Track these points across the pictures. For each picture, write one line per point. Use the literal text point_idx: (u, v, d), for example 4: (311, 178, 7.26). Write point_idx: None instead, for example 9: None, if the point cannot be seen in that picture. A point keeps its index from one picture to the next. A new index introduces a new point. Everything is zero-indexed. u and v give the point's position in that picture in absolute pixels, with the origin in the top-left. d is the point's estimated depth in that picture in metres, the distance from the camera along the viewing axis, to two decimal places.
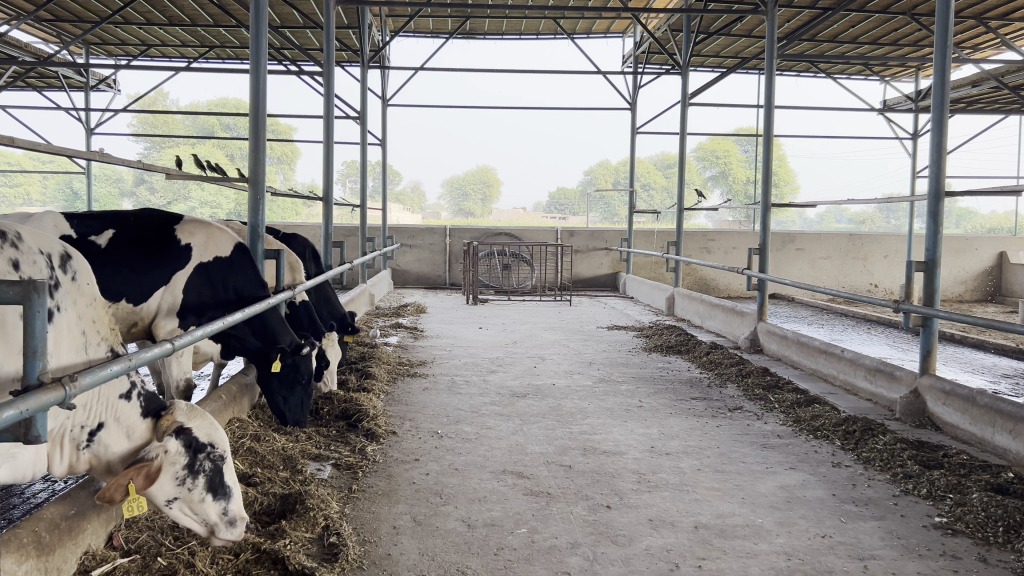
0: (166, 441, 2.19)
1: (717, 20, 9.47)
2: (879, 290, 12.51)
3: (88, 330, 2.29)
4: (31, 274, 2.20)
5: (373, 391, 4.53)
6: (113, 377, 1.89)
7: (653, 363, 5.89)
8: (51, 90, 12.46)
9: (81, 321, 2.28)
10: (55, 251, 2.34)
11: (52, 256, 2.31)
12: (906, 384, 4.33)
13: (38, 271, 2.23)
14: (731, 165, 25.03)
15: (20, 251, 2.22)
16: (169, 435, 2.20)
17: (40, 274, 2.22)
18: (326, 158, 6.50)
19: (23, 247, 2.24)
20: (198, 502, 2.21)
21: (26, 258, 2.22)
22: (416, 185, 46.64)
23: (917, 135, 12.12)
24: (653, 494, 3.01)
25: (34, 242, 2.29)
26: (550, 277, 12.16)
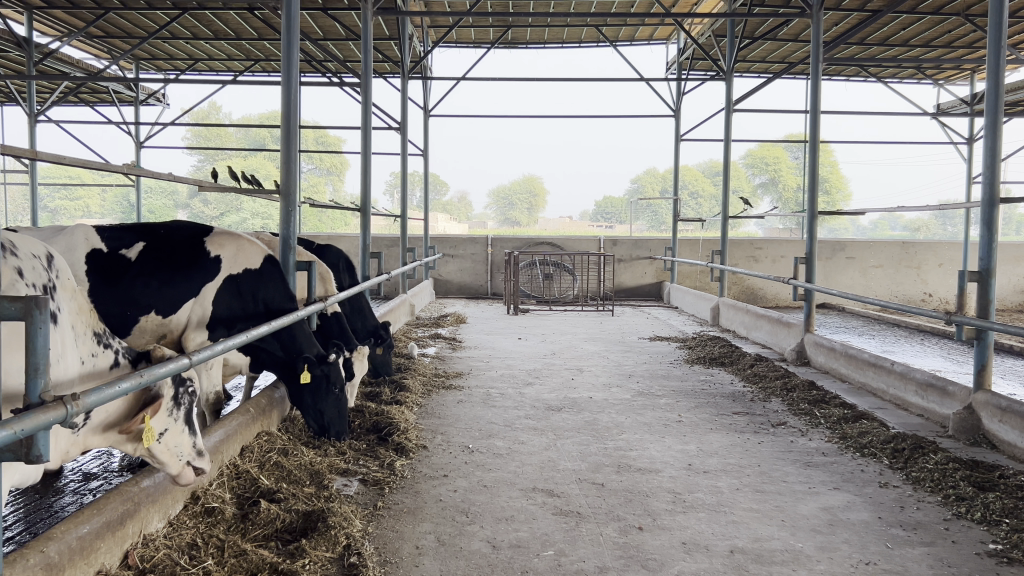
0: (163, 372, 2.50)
1: (763, 24, 9.29)
2: (934, 300, 12.12)
3: (76, 323, 2.37)
4: (33, 279, 2.20)
5: (406, 403, 4.47)
6: (121, 397, 1.88)
7: (695, 376, 5.75)
8: (103, 105, 12.74)
9: (71, 318, 2.35)
10: (40, 252, 2.32)
11: (41, 258, 2.30)
12: (959, 400, 4.14)
13: (38, 277, 2.22)
14: (781, 172, 24.59)
15: (19, 258, 2.20)
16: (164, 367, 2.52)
17: (40, 278, 2.23)
18: (364, 168, 6.48)
19: (20, 253, 2.21)
20: (178, 434, 2.52)
21: (26, 264, 2.21)
22: (463, 195, 46.81)
23: (973, 140, 11.73)
24: (689, 515, 2.89)
25: (24, 246, 2.25)
26: (593, 286, 12.04)
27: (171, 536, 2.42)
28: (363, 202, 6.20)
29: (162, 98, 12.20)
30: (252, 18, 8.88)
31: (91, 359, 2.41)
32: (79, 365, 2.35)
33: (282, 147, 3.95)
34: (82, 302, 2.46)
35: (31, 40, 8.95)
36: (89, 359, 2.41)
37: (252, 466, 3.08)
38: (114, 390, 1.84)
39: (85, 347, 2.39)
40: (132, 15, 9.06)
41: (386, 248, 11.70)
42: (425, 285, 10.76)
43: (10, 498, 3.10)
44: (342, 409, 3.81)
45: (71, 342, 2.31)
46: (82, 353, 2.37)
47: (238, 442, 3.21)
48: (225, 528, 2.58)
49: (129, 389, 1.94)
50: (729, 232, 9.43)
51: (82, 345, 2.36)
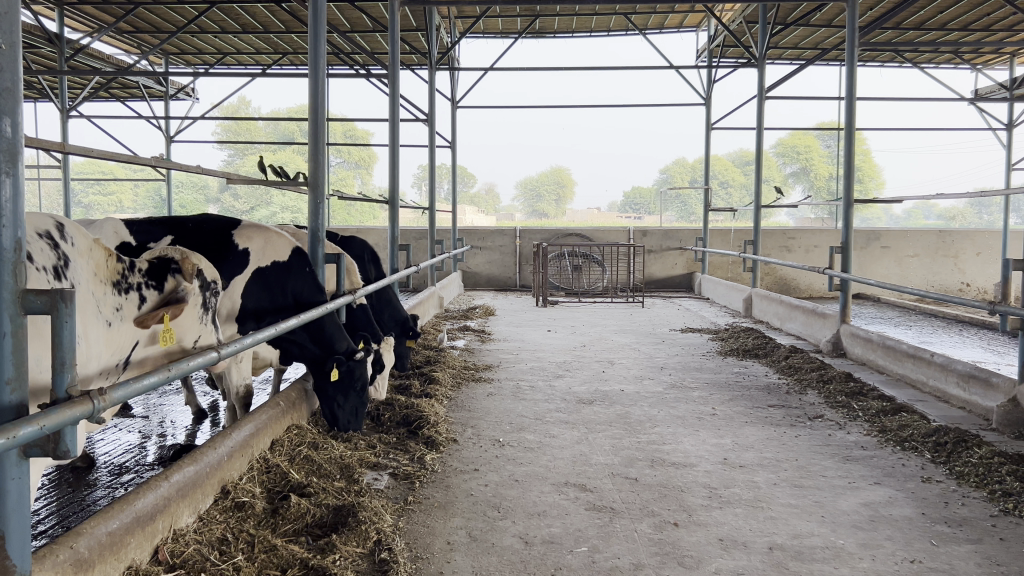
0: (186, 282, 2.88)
1: (796, 10, 9.14)
2: (972, 290, 11.90)
3: (94, 286, 2.49)
4: (46, 262, 2.23)
5: (436, 396, 4.44)
6: (152, 389, 1.90)
7: (727, 368, 5.66)
8: (134, 100, 12.82)
9: (90, 285, 2.47)
10: (49, 225, 2.32)
11: (52, 232, 2.32)
12: (1002, 391, 4.03)
13: (47, 260, 2.23)
14: (812, 161, 24.22)
15: (30, 243, 2.19)
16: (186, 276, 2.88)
17: (51, 258, 2.26)
18: (392, 160, 6.46)
19: (31, 237, 2.21)
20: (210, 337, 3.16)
21: (34, 246, 2.21)
22: (492, 187, 46.66)
23: (1012, 125, 11.47)
24: (726, 511, 2.82)
25: (30, 226, 2.23)
26: (623, 278, 11.93)
27: (201, 530, 2.41)
28: (391, 194, 6.18)
29: (192, 93, 12.26)
30: (280, 11, 8.88)
31: (117, 314, 2.59)
32: (105, 328, 2.53)
33: (309, 140, 3.90)
34: (99, 259, 2.55)
35: (63, 37, 9.03)
36: (116, 313, 2.59)
37: (282, 460, 3.06)
38: (140, 386, 1.83)
39: (109, 306, 2.56)
40: (162, 10, 9.10)
41: (415, 240, 11.70)
42: (454, 277, 10.73)
43: (43, 491, 3.11)
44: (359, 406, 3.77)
45: (94, 312, 2.47)
46: (108, 314, 2.54)
47: (268, 435, 3.20)
48: (255, 522, 2.56)
49: (156, 383, 1.93)
50: (762, 221, 9.27)
51: (107, 309, 2.53)
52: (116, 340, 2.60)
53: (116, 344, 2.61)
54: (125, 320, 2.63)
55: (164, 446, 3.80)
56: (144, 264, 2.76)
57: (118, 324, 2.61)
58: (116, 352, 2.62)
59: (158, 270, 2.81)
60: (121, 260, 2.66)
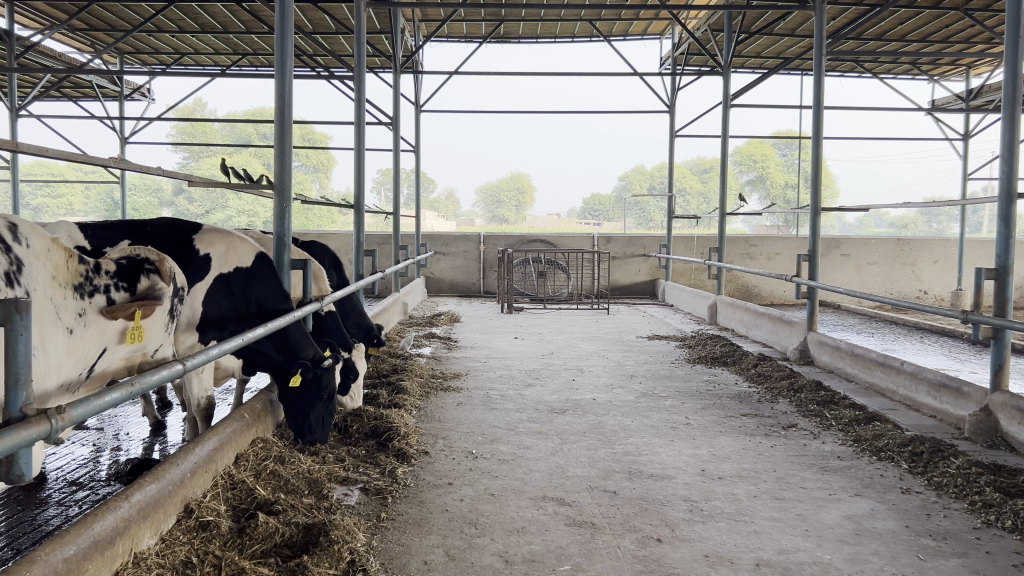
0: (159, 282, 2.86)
1: (761, 19, 9.19)
2: (929, 297, 12.07)
3: (54, 292, 2.43)
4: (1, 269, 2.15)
5: (404, 407, 4.32)
6: (116, 404, 1.81)
7: (697, 376, 5.62)
8: (87, 100, 12.47)
9: (49, 290, 2.40)
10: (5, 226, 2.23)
11: (9, 234, 2.23)
12: (974, 401, 4.03)
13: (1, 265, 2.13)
14: (769, 169, 24.43)
15: None
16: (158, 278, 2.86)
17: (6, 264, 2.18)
18: (357, 164, 6.32)
19: None
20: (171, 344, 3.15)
21: None
22: (451, 192, 46.45)
23: (968, 136, 11.67)
24: (709, 526, 2.75)
25: None
26: (587, 284, 11.89)
27: (164, 553, 2.27)
28: (356, 199, 6.05)
29: (147, 93, 11.96)
30: (240, 10, 8.68)
31: (78, 320, 2.54)
32: (66, 336, 2.48)
33: (275, 143, 3.78)
34: (58, 261, 2.47)
35: (13, 34, 8.74)
36: (78, 319, 2.54)
37: (247, 476, 2.92)
38: (103, 401, 1.72)
39: (70, 312, 2.50)
40: (117, 8, 8.85)
41: (377, 245, 11.53)
42: (417, 283, 10.58)
43: None
44: (323, 417, 3.65)
45: (53, 321, 2.41)
46: (68, 321, 2.48)
47: (232, 449, 3.06)
48: (220, 544, 2.42)
49: (120, 397, 1.82)
50: (726, 228, 9.27)
51: (67, 315, 2.47)
52: (77, 348, 2.55)
53: (77, 351, 2.55)
54: (88, 326, 2.57)
55: (121, 459, 3.63)
56: (112, 265, 2.70)
57: (81, 331, 2.56)
58: (79, 361, 2.57)
59: (128, 271, 2.77)
60: (84, 262, 2.58)
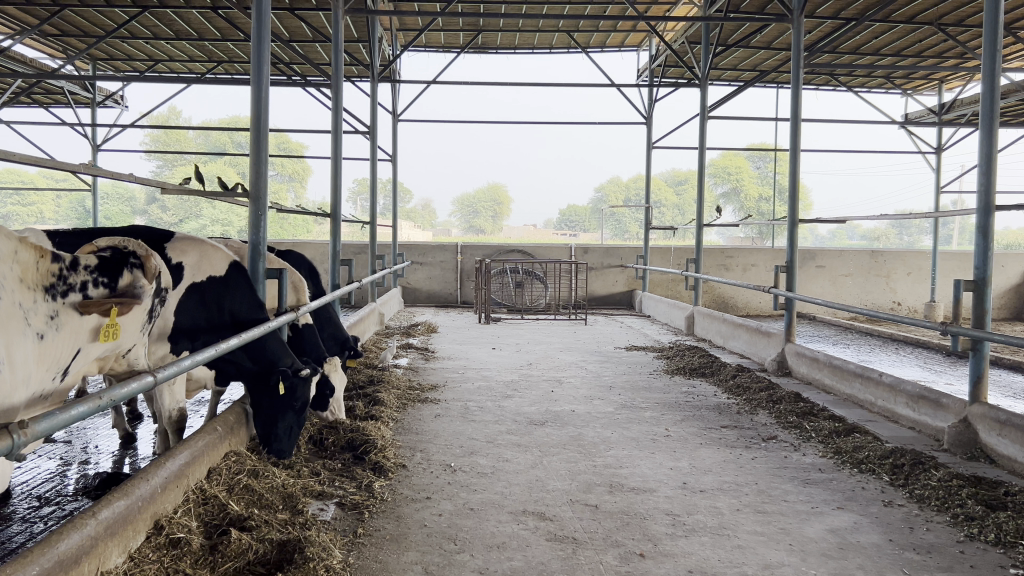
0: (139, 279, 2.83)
1: (738, 31, 9.24)
2: (903, 308, 12.17)
3: (23, 297, 2.38)
4: None
5: (381, 419, 4.25)
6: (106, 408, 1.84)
7: (676, 387, 5.59)
8: (58, 106, 12.30)
9: (17, 295, 2.35)
10: None
11: None
12: (953, 412, 4.03)
13: None
14: (743, 181, 24.57)
15: None
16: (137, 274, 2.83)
17: None
18: (333, 171, 6.25)
19: None
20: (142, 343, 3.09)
21: None
22: (428, 202, 46.27)
23: (940, 149, 11.80)
24: (692, 540, 2.71)
25: None
26: (564, 295, 11.86)
27: (133, 572, 2.18)
28: (333, 208, 5.98)
29: (120, 100, 11.82)
30: (215, 17, 8.58)
31: (50, 323, 2.50)
32: (35, 342, 2.44)
33: (251, 153, 3.69)
34: (27, 262, 2.39)
35: None
36: (49, 322, 2.50)
37: (220, 491, 2.84)
38: (71, 413, 1.65)
39: (40, 316, 2.45)
40: (90, 13, 8.73)
41: (353, 255, 11.45)
42: (393, 293, 10.50)
43: None
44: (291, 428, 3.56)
45: (20, 328, 2.36)
46: (38, 327, 2.44)
47: (204, 463, 2.97)
48: (193, 561, 2.34)
49: (89, 411, 1.76)
50: (703, 240, 9.27)
51: (37, 321, 2.43)
52: (47, 353, 2.51)
53: (50, 355, 2.52)
54: (60, 329, 2.54)
55: (87, 473, 3.53)
56: (91, 260, 2.64)
57: (53, 335, 2.52)
58: (51, 365, 2.55)
59: (108, 265, 2.71)
60: (59, 260, 2.52)
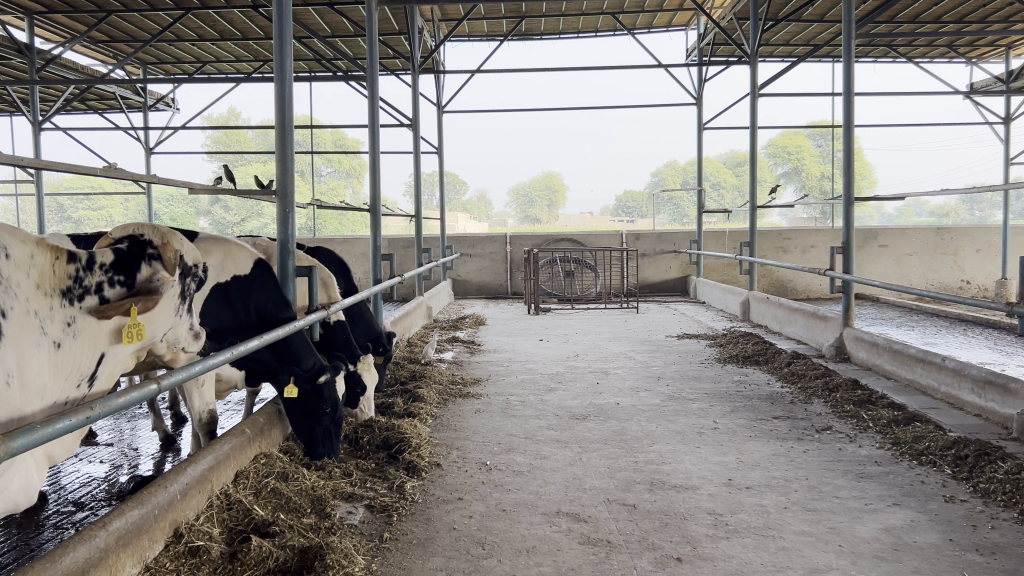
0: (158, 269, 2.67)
1: (789, 4, 8.93)
2: (972, 287, 11.68)
3: (36, 306, 2.30)
4: None
5: (420, 416, 4.17)
6: (61, 435, 1.59)
7: (728, 376, 5.41)
8: (113, 111, 12.57)
9: (30, 306, 2.28)
10: None
11: None
12: (1022, 398, 3.78)
13: None
14: (804, 160, 23.90)
15: None
16: (158, 263, 2.66)
17: None
18: (373, 165, 6.19)
19: None
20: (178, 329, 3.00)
21: None
22: (484, 193, 46.21)
23: (1009, 119, 11.27)
24: (734, 542, 2.56)
25: None
26: (617, 283, 11.67)
27: None
28: (373, 202, 5.93)
29: (171, 103, 12.02)
30: (257, 16, 8.61)
31: (67, 330, 2.43)
32: (52, 350, 2.38)
33: (276, 153, 3.65)
34: (45, 267, 2.33)
35: (33, 47, 8.76)
36: (66, 329, 2.43)
37: (246, 495, 2.78)
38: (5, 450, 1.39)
39: (57, 323, 2.39)
40: (135, 18, 8.85)
41: (402, 248, 11.47)
42: (443, 286, 10.46)
43: None
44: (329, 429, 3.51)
45: (35, 337, 2.30)
46: (54, 336, 2.38)
47: (231, 468, 2.92)
48: (209, 571, 2.28)
49: (37, 439, 1.51)
50: (758, 222, 8.99)
51: (53, 328, 2.37)
52: (68, 360, 2.46)
53: (68, 364, 2.46)
54: (78, 336, 2.47)
55: (124, 477, 3.52)
56: (106, 257, 2.49)
57: (70, 342, 2.46)
58: (72, 373, 2.49)
59: (125, 260, 2.55)
60: (75, 260, 2.41)
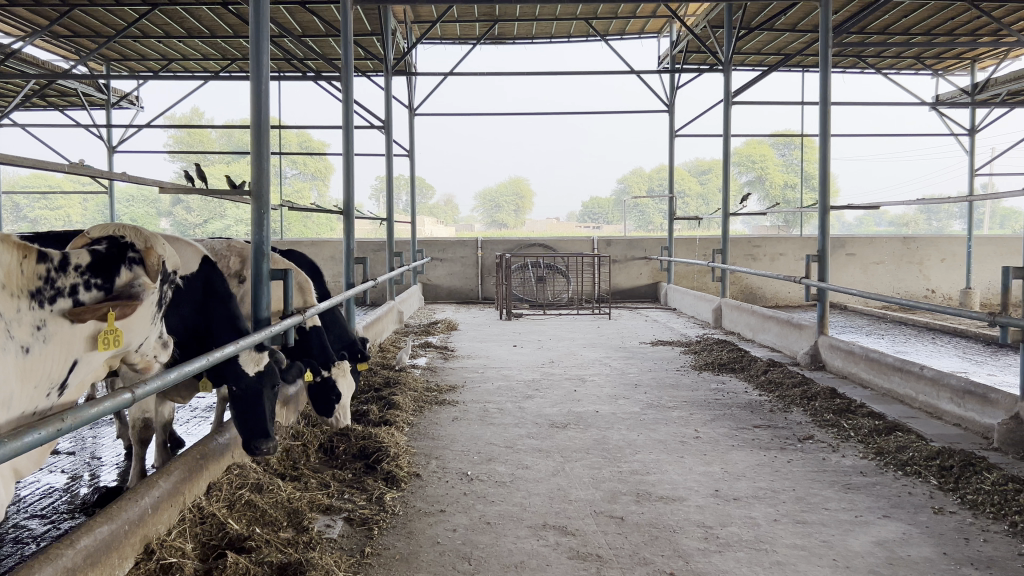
0: (138, 274, 2.57)
1: (761, 13, 8.96)
2: (937, 296, 11.82)
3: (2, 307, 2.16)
4: None
5: (397, 424, 4.07)
6: (29, 450, 1.48)
7: (705, 384, 5.37)
8: (74, 108, 12.25)
9: None
10: None
11: None
12: (1002, 408, 3.77)
13: None
14: (767, 169, 23.95)
15: None
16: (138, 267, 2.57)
17: None
18: (346, 168, 6.07)
19: None
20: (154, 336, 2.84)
21: None
22: (449, 198, 46.02)
23: (974, 131, 11.44)
24: (727, 556, 2.49)
25: None
26: (587, 289, 11.62)
27: None
28: (345, 205, 5.80)
29: (136, 101, 11.76)
30: (226, 13, 8.44)
31: (36, 335, 2.29)
32: (19, 356, 2.24)
33: (251, 154, 3.53)
34: (10, 265, 2.18)
35: None
36: (36, 333, 2.29)
37: (219, 508, 2.67)
38: None
39: (25, 327, 2.25)
40: (99, 13, 8.62)
41: (372, 252, 11.35)
42: (412, 290, 10.33)
43: None
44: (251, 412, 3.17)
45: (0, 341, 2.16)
46: (23, 340, 2.24)
47: (202, 479, 2.79)
48: None
49: (7, 453, 1.40)
50: (730, 230, 8.99)
51: (21, 331, 2.23)
52: (37, 367, 2.32)
53: (37, 372, 2.32)
54: (48, 341, 2.33)
55: (86, 488, 3.36)
56: (82, 259, 2.39)
57: (40, 348, 2.31)
58: (41, 382, 2.35)
59: (103, 263, 2.46)
60: (45, 260, 2.29)
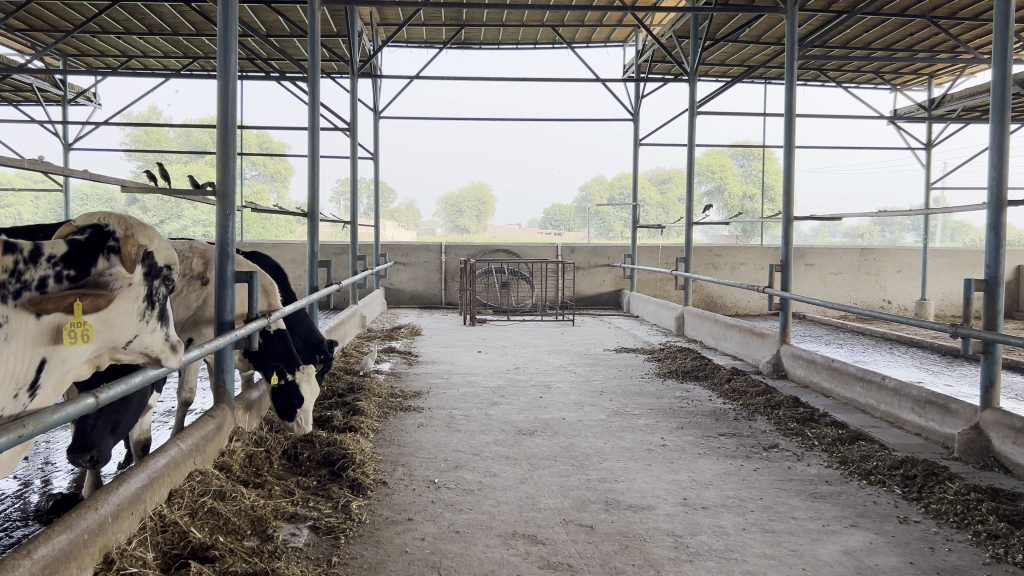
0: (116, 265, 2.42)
1: (727, 24, 9.06)
2: (893, 307, 12.04)
3: None
4: None
5: (362, 431, 4.01)
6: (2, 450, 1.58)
7: (670, 392, 5.39)
8: (28, 104, 11.97)
9: None
10: None
11: None
12: (962, 419, 3.83)
13: None
14: (727, 179, 24.17)
15: None
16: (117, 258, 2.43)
17: None
18: (311, 170, 5.98)
19: None
20: (148, 335, 2.62)
21: None
22: (412, 202, 45.84)
23: (930, 145, 11.67)
24: (697, 566, 2.49)
25: None
26: (550, 295, 11.63)
27: None
28: (310, 208, 5.72)
29: (93, 97, 11.51)
30: (189, 10, 8.30)
31: None
32: None
33: (217, 153, 3.46)
34: None
35: None
36: None
37: (181, 516, 2.59)
38: None
39: None
40: (58, 7, 8.43)
41: (334, 255, 11.25)
42: (375, 295, 10.23)
43: None
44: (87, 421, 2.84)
45: None
46: None
47: (165, 486, 2.72)
48: None
49: None
50: (693, 239, 9.04)
51: None
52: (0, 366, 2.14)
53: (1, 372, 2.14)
54: (14, 338, 2.16)
55: (38, 496, 3.25)
56: (56, 249, 2.26)
57: (2, 345, 2.13)
58: (5, 383, 2.17)
59: (78, 253, 2.32)
60: (14, 251, 2.16)
